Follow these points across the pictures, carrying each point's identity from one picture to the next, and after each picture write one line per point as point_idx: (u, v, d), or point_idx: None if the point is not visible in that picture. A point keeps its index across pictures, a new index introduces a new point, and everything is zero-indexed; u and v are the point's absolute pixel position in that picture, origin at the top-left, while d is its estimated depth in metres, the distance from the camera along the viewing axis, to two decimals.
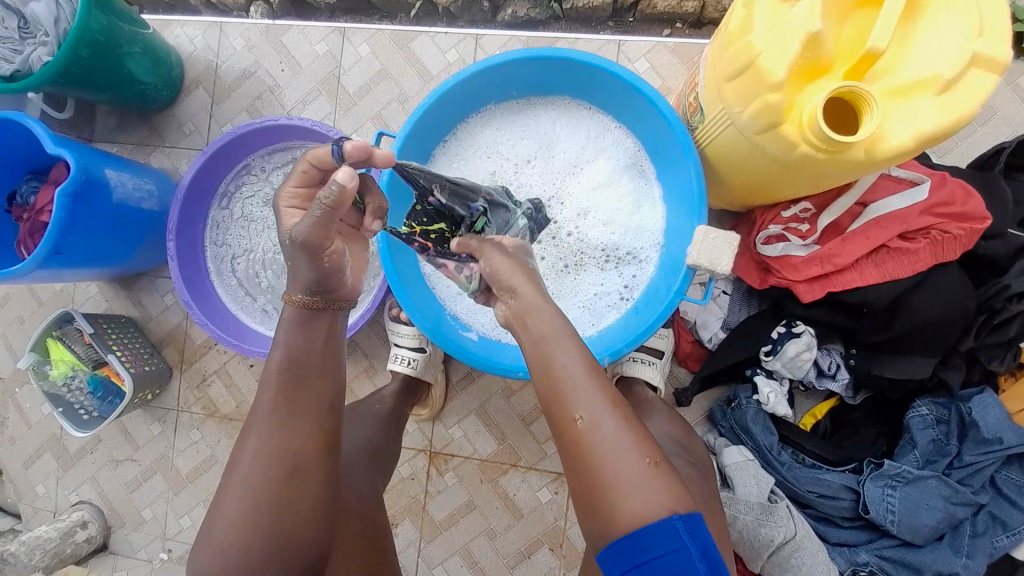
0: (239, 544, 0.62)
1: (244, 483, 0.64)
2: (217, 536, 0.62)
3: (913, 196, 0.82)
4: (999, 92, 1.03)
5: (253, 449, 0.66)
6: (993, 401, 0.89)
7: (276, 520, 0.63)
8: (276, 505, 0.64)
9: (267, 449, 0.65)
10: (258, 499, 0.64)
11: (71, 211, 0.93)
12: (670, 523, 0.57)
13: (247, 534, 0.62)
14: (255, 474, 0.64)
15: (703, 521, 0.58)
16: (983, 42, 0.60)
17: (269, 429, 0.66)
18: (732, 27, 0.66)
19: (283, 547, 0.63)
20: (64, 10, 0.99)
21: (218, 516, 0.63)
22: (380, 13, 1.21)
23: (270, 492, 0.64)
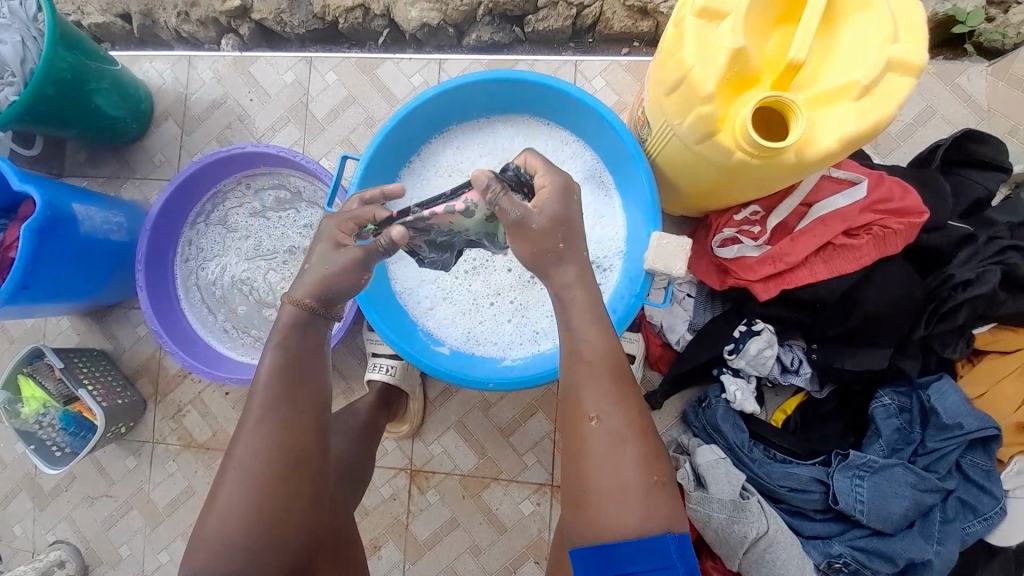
0: (230, 547, 0.62)
1: (235, 482, 0.64)
2: (210, 535, 0.63)
3: (853, 195, 0.86)
4: (936, 93, 1.09)
5: (245, 450, 0.66)
6: (950, 386, 0.92)
7: (266, 522, 0.64)
8: (267, 507, 0.64)
9: (260, 454, 0.65)
10: (251, 502, 0.64)
11: (37, 247, 0.93)
12: (659, 539, 0.62)
13: (239, 537, 0.63)
14: (247, 476, 0.64)
15: (690, 544, 0.64)
16: (897, 47, 0.65)
17: (258, 430, 0.66)
18: (666, 45, 0.71)
19: (271, 549, 0.63)
20: (31, 50, 1.01)
21: (209, 517, 0.64)
22: (349, 42, 1.25)
23: (262, 495, 0.64)
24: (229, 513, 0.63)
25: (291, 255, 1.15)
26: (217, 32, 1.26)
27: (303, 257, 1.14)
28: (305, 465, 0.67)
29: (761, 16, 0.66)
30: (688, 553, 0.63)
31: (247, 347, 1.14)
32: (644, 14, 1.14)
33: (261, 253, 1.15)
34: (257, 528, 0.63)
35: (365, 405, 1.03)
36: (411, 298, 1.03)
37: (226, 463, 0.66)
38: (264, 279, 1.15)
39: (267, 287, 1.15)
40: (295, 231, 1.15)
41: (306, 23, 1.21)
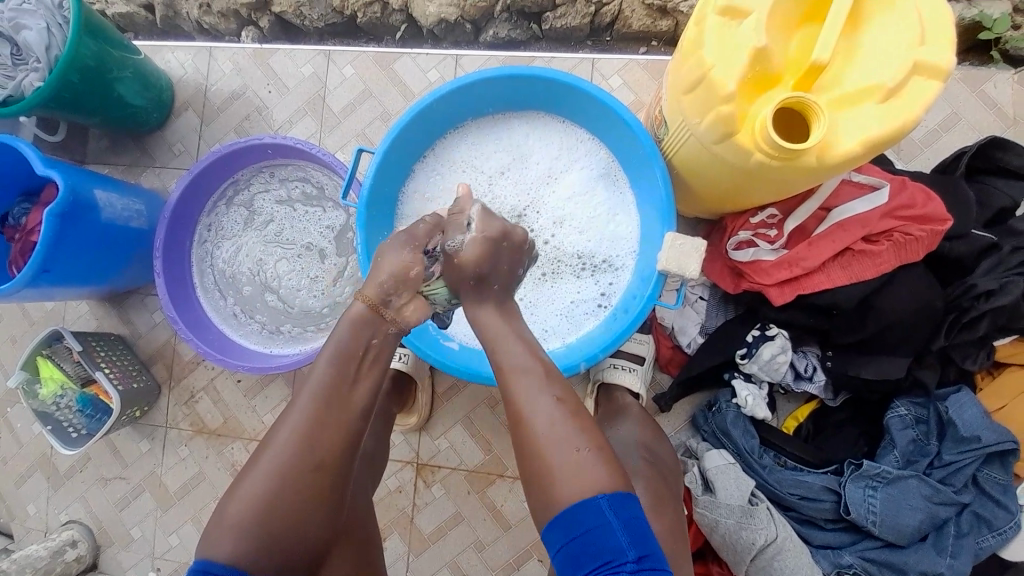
0: (261, 514, 0.63)
1: (282, 451, 0.65)
2: (243, 499, 0.64)
3: (874, 200, 0.85)
4: (963, 98, 1.06)
5: (294, 422, 0.67)
6: (969, 399, 0.90)
7: (299, 497, 0.65)
8: (306, 481, 0.65)
9: (309, 430, 0.66)
10: (291, 474, 0.64)
11: (59, 231, 0.95)
12: (594, 504, 0.60)
13: (271, 505, 0.63)
14: (291, 451, 0.65)
15: (627, 496, 0.61)
16: (924, 50, 0.63)
17: (313, 409, 0.67)
18: (686, 43, 0.70)
19: (294, 524, 0.64)
20: (56, 37, 1.02)
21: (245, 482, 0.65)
22: (367, 36, 1.26)
23: (302, 469, 0.65)
24: (266, 484, 0.64)
25: (306, 248, 1.17)
26: (238, 24, 1.27)
27: (318, 252, 1.16)
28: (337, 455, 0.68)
29: (784, 16, 0.65)
30: (624, 505, 0.60)
31: (258, 336, 1.16)
32: (664, 13, 1.13)
33: (276, 244, 1.17)
34: (290, 502, 0.64)
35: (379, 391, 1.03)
36: None
37: (275, 431, 0.67)
38: (279, 270, 1.16)
39: (281, 277, 1.16)
40: (313, 225, 1.17)
41: (325, 17, 1.22)
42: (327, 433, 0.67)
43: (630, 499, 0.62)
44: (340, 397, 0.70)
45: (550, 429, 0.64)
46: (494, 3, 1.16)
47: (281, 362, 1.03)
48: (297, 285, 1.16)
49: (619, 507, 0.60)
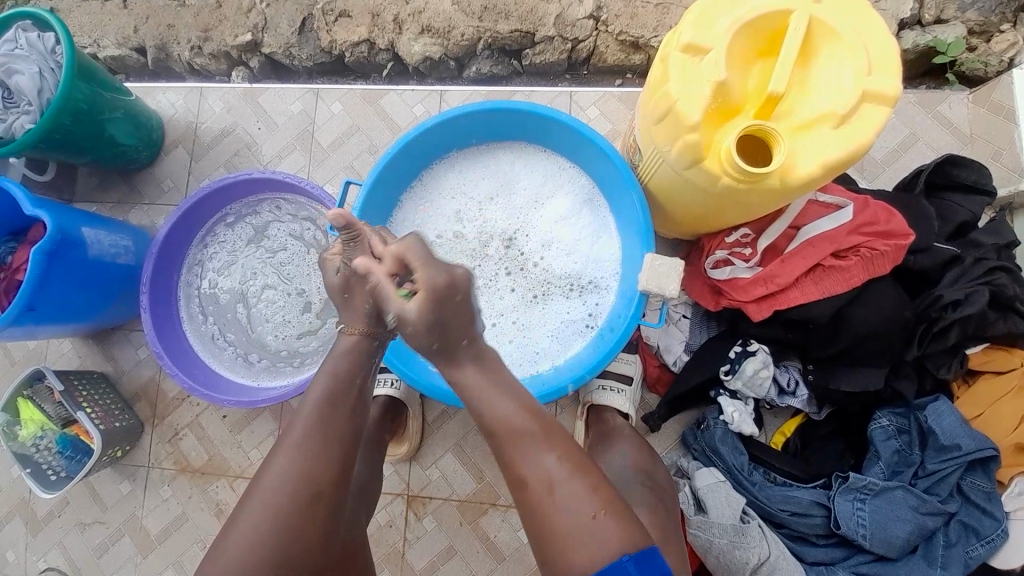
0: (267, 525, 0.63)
1: (287, 463, 0.66)
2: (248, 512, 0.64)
3: (839, 218, 0.89)
4: (919, 120, 1.14)
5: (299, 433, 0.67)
6: (946, 408, 0.92)
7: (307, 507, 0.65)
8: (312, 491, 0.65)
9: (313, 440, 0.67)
10: (294, 485, 0.65)
11: (45, 269, 0.96)
12: (619, 563, 0.60)
13: (278, 518, 0.63)
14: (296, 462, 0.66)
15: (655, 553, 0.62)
16: (872, 79, 0.68)
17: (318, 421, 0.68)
18: (653, 78, 0.75)
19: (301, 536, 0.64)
20: (48, 81, 1.05)
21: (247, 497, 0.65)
22: (355, 74, 1.31)
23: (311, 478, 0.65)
24: (269, 495, 0.64)
25: (295, 280, 1.17)
26: (228, 64, 1.32)
27: (307, 282, 1.17)
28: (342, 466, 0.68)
29: (741, 52, 0.70)
30: (650, 566, 0.61)
31: (246, 369, 1.15)
32: (636, 49, 1.20)
33: (266, 276, 1.18)
34: (294, 514, 0.64)
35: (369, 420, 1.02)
36: None
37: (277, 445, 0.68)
38: (269, 302, 1.17)
39: (271, 309, 1.17)
40: (303, 257, 1.18)
41: (314, 57, 1.27)
42: (330, 440, 0.68)
43: (655, 556, 0.63)
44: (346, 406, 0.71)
45: (559, 472, 0.63)
46: (475, 42, 1.22)
47: (269, 395, 1.02)
48: (286, 317, 1.16)
49: (643, 565, 0.61)
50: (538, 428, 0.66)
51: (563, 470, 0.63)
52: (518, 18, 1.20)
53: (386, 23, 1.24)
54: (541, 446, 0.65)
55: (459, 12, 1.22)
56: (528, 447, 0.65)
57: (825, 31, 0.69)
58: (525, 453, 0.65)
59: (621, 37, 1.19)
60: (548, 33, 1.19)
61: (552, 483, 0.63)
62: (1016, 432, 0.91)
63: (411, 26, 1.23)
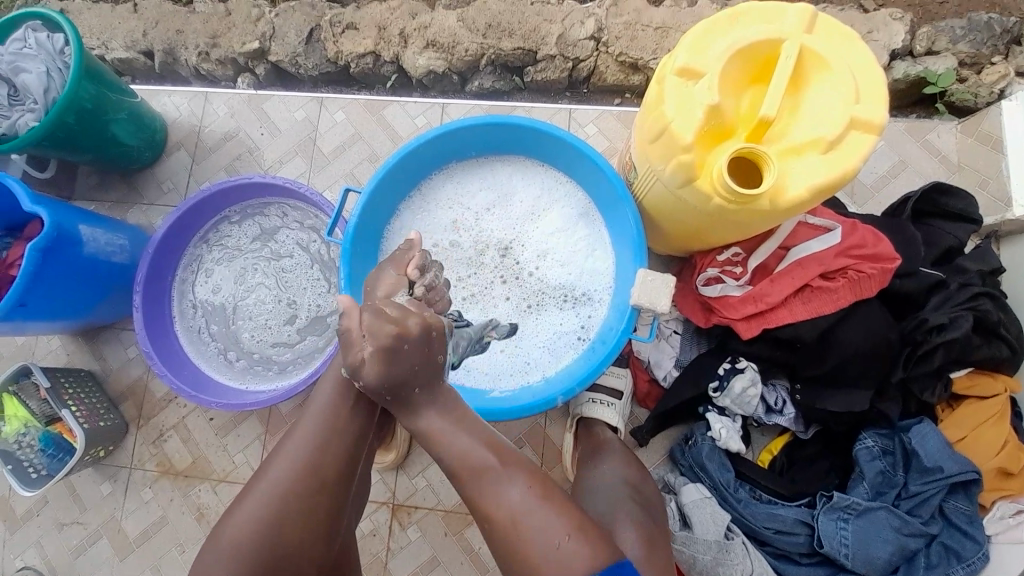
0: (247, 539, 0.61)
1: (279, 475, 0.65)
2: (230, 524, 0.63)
3: (828, 240, 0.91)
4: (908, 147, 1.17)
5: (295, 448, 0.67)
6: (931, 430, 0.93)
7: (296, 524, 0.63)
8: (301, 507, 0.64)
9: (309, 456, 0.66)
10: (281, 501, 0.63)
11: (39, 266, 0.96)
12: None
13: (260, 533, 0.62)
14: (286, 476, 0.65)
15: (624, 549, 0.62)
16: (860, 107, 0.70)
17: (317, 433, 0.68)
18: (649, 99, 0.77)
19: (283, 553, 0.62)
20: (55, 81, 1.07)
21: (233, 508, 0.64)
22: (359, 84, 1.34)
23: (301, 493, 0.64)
24: (255, 506, 0.63)
25: (290, 283, 1.18)
26: (234, 70, 1.34)
27: (302, 287, 1.17)
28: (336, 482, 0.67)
29: (734, 78, 0.72)
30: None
31: (236, 372, 1.14)
32: (636, 70, 1.23)
33: (261, 278, 1.18)
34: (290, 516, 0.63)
35: None
36: None
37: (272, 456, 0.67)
38: (263, 305, 1.17)
39: (264, 312, 1.17)
40: (299, 263, 1.19)
41: (320, 66, 1.30)
42: (327, 441, 0.68)
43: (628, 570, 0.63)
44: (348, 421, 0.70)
45: (523, 505, 0.64)
46: (479, 58, 1.25)
47: (258, 399, 1.02)
48: (279, 320, 1.16)
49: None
50: (499, 456, 0.67)
51: (530, 498, 0.65)
52: (521, 37, 1.23)
53: (392, 36, 1.27)
54: None
55: (463, 29, 1.25)
56: (491, 481, 0.66)
57: (816, 60, 0.72)
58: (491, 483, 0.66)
59: (621, 58, 1.22)
60: (550, 52, 1.23)
61: (517, 514, 0.64)
62: (999, 456, 0.92)
63: (417, 40, 1.26)
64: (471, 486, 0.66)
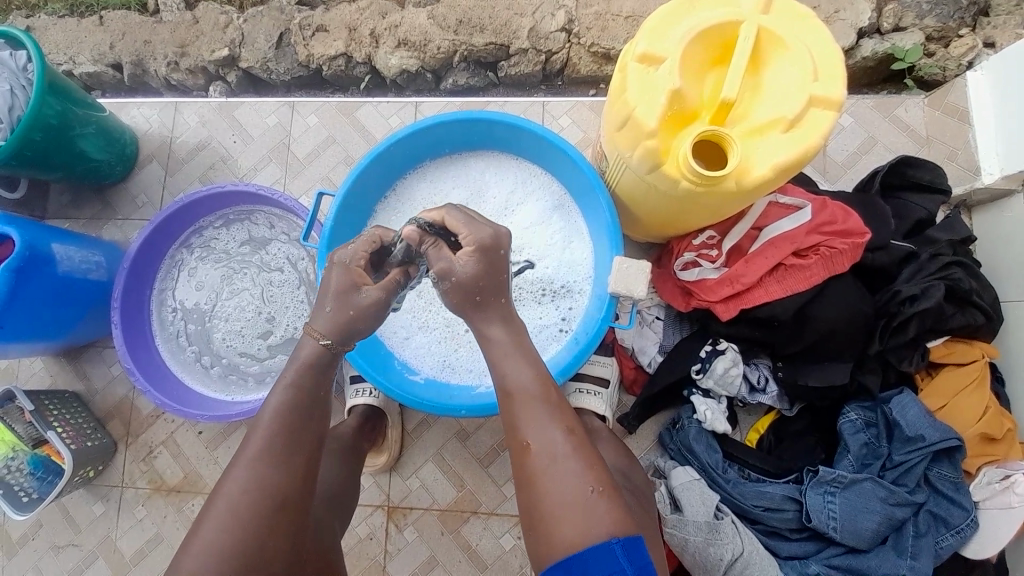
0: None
1: (228, 512, 0.63)
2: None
3: (799, 218, 0.92)
4: (878, 123, 1.18)
5: (242, 481, 0.64)
6: (910, 400, 0.94)
7: (256, 554, 0.63)
8: (257, 540, 0.63)
9: (260, 487, 0.64)
10: (233, 540, 0.62)
11: (13, 287, 0.94)
12: (607, 547, 0.60)
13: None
14: (241, 510, 0.63)
15: (643, 544, 0.62)
16: (819, 85, 0.71)
17: (260, 460, 0.66)
18: (613, 87, 0.77)
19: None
20: (19, 98, 1.05)
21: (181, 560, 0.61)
22: (333, 87, 1.32)
23: (255, 524, 0.63)
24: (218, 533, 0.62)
25: (269, 291, 1.17)
26: (206, 79, 1.32)
27: (281, 294, 1.16)
28: (297, 490, 0.67)
29: (695, 61, 0.73)
30: (640, 558, 0.60)
31: (220, 384, 1.14)
32: (608, 59, 1.23)
33: (240, 288, 1.17)
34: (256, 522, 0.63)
35: (349, 427, 1.02)
36: (388, 327, 1.05)
37: (215, 497, 0.65)
38: (243, 315, 1.16)
39: (244, 322, 1.16)
40: (277, 270, 1.18)
41: (292, 71, 1.28)
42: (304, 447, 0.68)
43: (644, 548, 0.62)
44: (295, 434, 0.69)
45: (552, 453, 0.65)
46: (452, 55, 1.25)
47: (243, 409, 1.01)
48: (260, 330, 1.15)
49: (633, 552, 0.60)
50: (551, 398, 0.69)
51: (555, 450, 0.65)
52: (492, 31, 1.23)
53: (363, 37, 1.26)
54: (541, 420, 0.67)
55: (434, 26, 1.24)
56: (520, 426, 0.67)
57: (773, 40, 0.72)
58: (534, 422, 0.67)
59: (593, 48, 1.22)
60: (522, 45, 1.22)
61: (552, 460, 0.65)
62: (979, 423, 0.93)
63: (388, 40, 1.25)
64: (516, 421, 0.68)
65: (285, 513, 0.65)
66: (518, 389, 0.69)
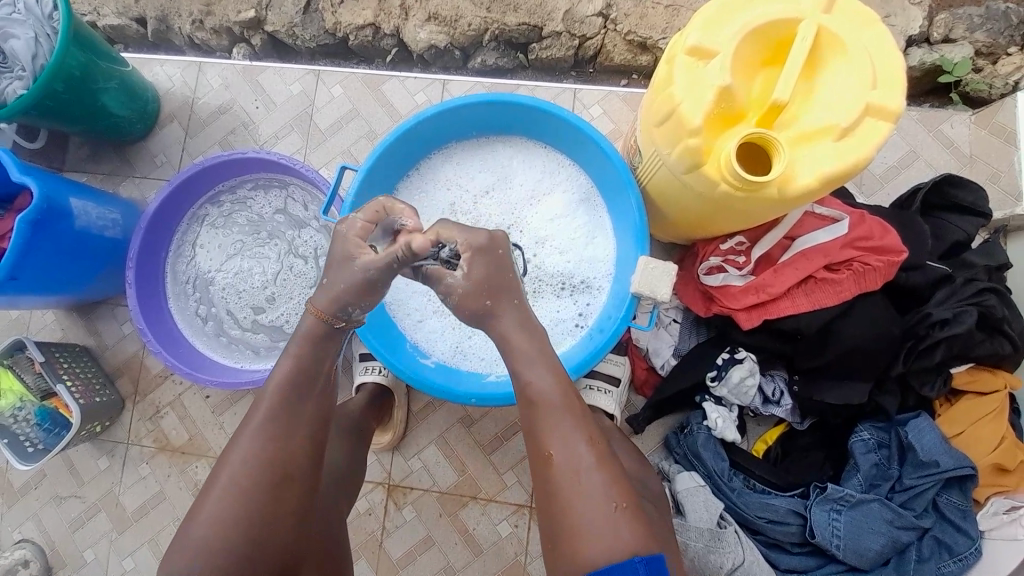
0: (213, 559, 0.61)
1: (255, 473, 0.64)
2: (187, 546, 0.62)
3: (834, 231, 0.89)
4: (921, 137, 1.14)
5: (244, 452, 0.65)
6: (927, 425, 0.93)
7: (260, 525, 0.64)
8: (262, 511, 0.64)
9: (261, 457, 0.65)
10: (257, 501, 0.64)
11: (29, 239, 0.93)
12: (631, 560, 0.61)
13: (225, 549, 0.62)
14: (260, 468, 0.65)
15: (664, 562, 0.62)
16: (876, 93, 0.68)
17: (262, 429, 0.67)
18: (657, 79, 0.74)
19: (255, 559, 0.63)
20: (42, 46, 1.03)
21: (188, 530, 0.63)
22: (358, 58, 1.29)
23: (260, 496, 0.64)
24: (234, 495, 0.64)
25: (283, 262, 1.15)
26: (229, 40, 1.29)
27: (296, 267, 1.15)
28: (304, 459, 0.68)
29: (747, 58, 0.69)
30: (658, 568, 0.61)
31: (230, 352, 1.13)
32: (643, 49, 1.19)
33: (255, 256, 1.16)
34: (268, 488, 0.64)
35: (356, 405, 1.02)
36: (400, 309, 1.04)
37: (218, 467, 0.66)
38: (256, 285, 1.15)
39: (256, 292, 1.15)
40: (294, 242, 1.16)
41: (318, 38, 1.25)
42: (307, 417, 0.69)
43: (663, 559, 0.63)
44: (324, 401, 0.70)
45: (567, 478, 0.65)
46: (482, 33, 1.21)
47: (252, 379, 1.01)
48: (273, 301, 1.15)
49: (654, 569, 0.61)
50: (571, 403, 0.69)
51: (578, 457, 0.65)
52: (527, 11, 1.18)
53: (393, 8, 1.22)
54: (567, 424, 0.67)
55: (467, 2, 1.20)
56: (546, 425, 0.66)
57: (831, 42, 0.68)
58: (555, 434, 0.67)
59: (629, 37, 1.17)
60: (556, 28, 1.18)
61: None
62: (994, 453, 0.92)
63: (418, 12, 1.21)
64: (537, 424, 0.68)
65: (289, 482, 0.66)
66: (534, 388, 0.68)
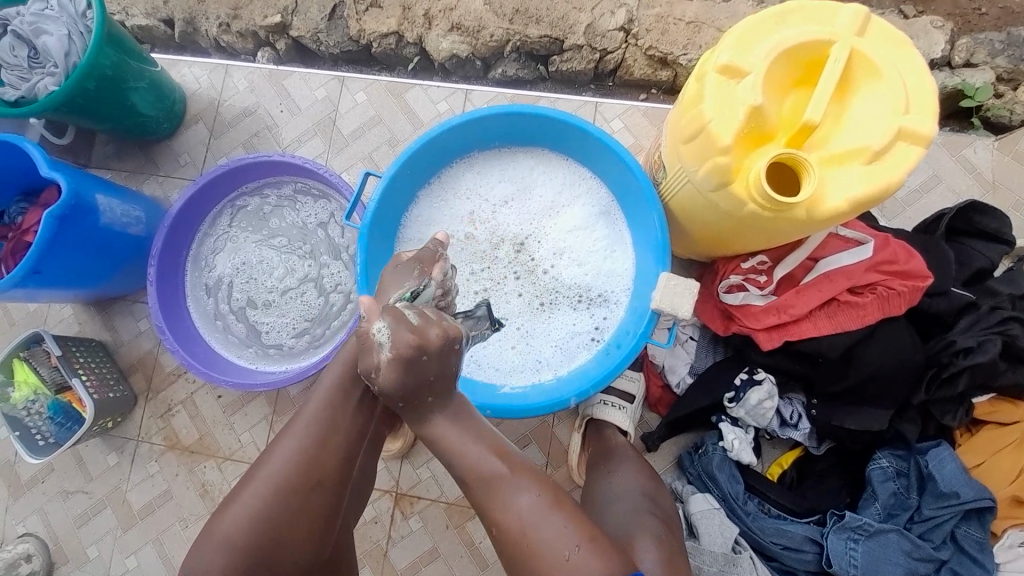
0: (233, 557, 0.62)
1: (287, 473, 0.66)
2: (213, 539, 0.63)
3: (860, 254, 0.88)
4: (944, 161, 1.13)
5: (274, 461, 0.66)
6: (948, 454, 0.91)
7: (279, 528, 0.64)
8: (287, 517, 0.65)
9: (299, 462, 0.66)
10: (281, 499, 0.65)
11: (55, 234, 0.95)
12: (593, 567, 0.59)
13: (244, 549, 0.63)
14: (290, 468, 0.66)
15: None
16: (909, 118, 0.67)
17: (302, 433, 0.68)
18: (687, 97, 0.74)
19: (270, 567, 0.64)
20: (76, 44, 1.04)
21: (215, 527, 0.64)
22: (381, 65, 1.30)
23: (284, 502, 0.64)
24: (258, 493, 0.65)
25: (302, 265, 1.16)
26: (254, 44, 1.31)
27: (313, 269, 1.16)
28: (335, 471, 0.68)
29: (779, 79, 0.69)
30: None
31: (245, 352, 1.14)
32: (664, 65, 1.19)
33: (274, 259, 1.16)
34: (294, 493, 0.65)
35: None
36: None
37: (254, 471, 0.67)
38: (273, 285, 1.15)
39: (272, 293, 1.15)
40: (312, 245, 1.17)
41: (341, 44, 1.26)
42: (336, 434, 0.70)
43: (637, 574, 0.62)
44: (339, 408, 0.70)
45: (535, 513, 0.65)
46: (504, 44, 1.22)
47: (267, 381, 1.02)
48: (289, 303, 1.15)
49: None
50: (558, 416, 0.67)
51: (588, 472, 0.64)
52: (549, 24, 1.19)
53: (416, 17, 1.23)
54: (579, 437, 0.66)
55: (490, 13, 1.21)
56: None
57: (865, 66, 0.68)
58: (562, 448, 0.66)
59: (650, 52, 1.18)
60: (578, 41, 1.19)
61: None
62: (1014, 485, 0.90)
63: (441, 22, 1.23)
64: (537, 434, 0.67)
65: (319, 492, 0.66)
66: None
